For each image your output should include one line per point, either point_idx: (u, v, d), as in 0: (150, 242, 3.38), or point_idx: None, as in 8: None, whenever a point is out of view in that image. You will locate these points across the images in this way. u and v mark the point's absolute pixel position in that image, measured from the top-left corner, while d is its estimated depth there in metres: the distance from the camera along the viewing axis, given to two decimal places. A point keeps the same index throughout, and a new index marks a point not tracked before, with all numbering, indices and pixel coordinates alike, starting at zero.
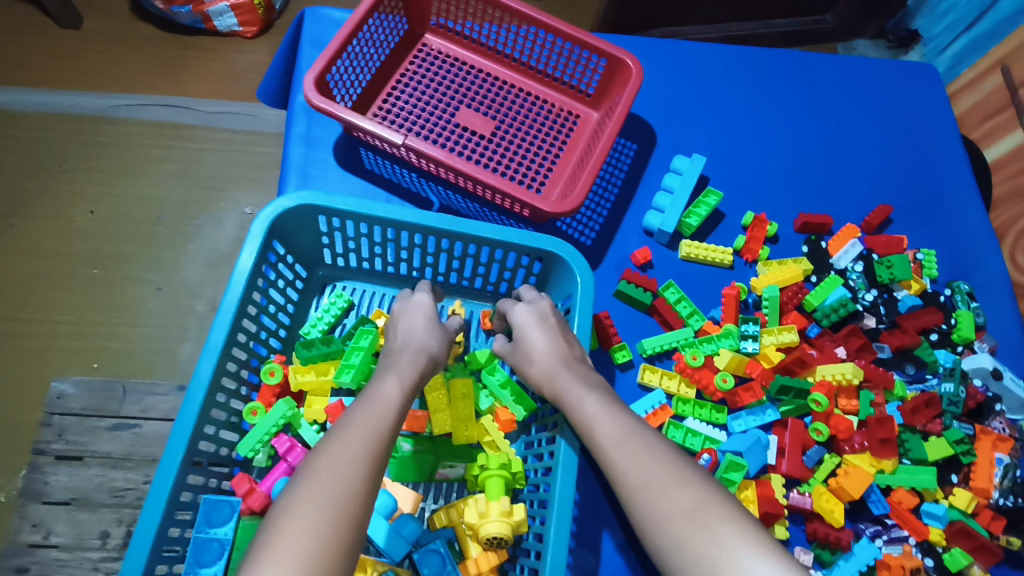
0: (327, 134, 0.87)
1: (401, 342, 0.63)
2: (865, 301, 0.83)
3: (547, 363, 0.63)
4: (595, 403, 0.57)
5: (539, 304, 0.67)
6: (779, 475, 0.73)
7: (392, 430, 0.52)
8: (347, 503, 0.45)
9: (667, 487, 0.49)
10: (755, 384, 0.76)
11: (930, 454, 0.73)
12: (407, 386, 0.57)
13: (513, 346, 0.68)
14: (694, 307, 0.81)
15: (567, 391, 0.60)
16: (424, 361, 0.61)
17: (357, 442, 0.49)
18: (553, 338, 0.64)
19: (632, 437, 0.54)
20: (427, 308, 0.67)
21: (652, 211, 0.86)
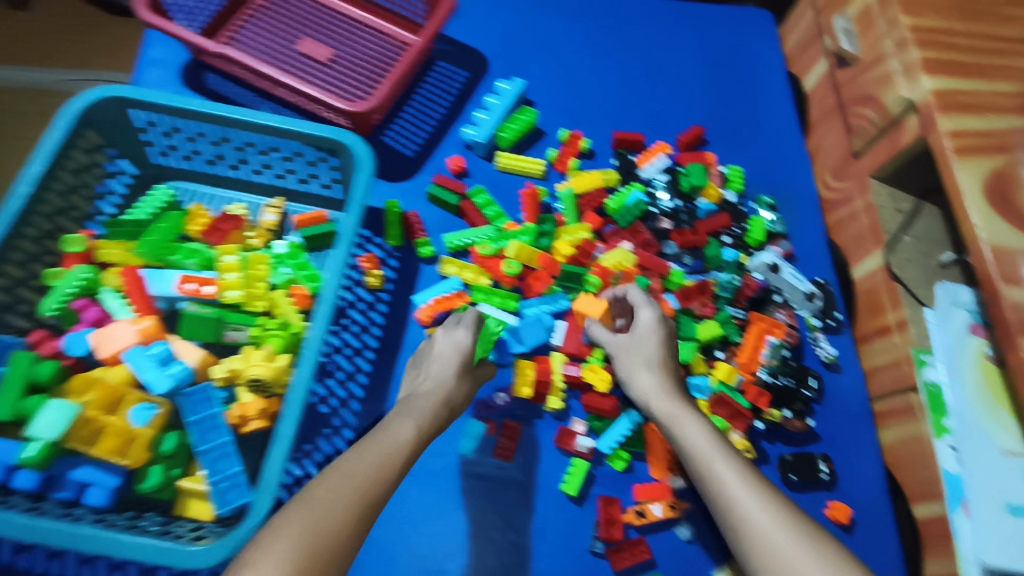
0: (176, 59, 0.96)
1: (430, 390, 0.67)
2: (663, 206, 0.89)
3: (654, 382, 0.70)
4: (700, 425, 0.65)
5: (640, 330, 0.74)
6: (560, 354, 0.79)
7: (399, 467, 0.57)
8: (336, 531, 0.49)
9: (766, 505, 0.56)
10: (543, 273, 0.82)
11: (699, 333, 0.79)
12: (423, 431, 0.62)
13: (624, 347, 0.74)
14: (501, 211, 0.88)
15: (681, 417, 0.66)
16: (444, 414, 0.65)
17: (358, 474, 0.54)
18: (664, 368, 0.71)
19: (731, 456, 0.61)
20: (463, 348, 0.70)
21: (470, 126, 0.93)
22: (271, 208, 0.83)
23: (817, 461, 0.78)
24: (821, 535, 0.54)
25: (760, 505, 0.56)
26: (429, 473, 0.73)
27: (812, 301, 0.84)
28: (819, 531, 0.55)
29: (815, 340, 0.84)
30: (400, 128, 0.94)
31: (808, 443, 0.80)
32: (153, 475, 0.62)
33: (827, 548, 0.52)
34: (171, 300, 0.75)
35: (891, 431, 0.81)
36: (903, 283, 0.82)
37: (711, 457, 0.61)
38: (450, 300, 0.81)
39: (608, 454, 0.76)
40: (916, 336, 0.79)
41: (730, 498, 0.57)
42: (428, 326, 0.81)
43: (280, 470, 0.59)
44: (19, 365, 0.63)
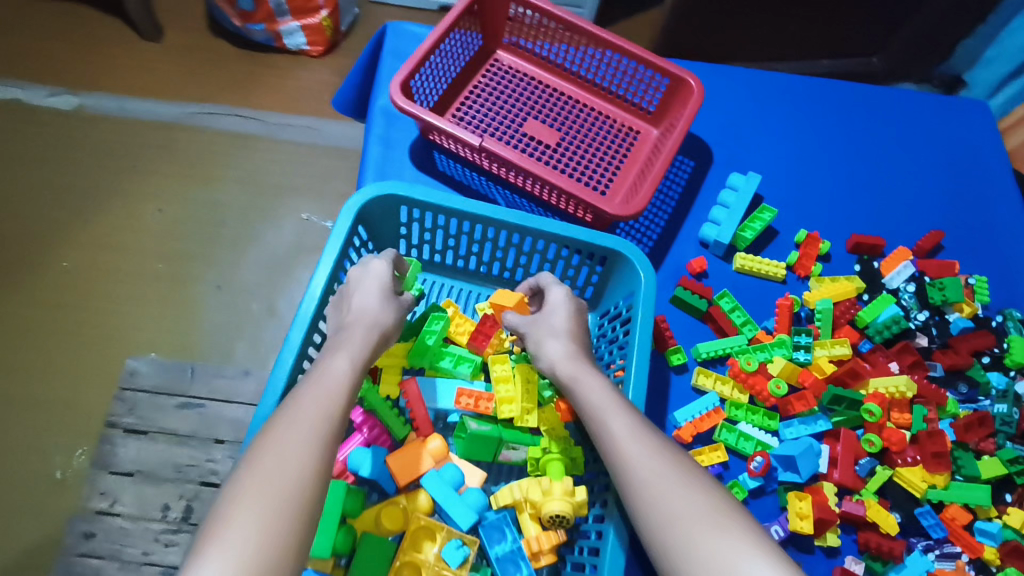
0: (404, 138, 0.94)
1: (365, 320, 0.63)
2: (918, 321, 0.85)
3: (563, 349, 0.65)
4: (607, 398, 0.60)
5: (551, 305, 0.69)
6: (830, 483, 0.75)
7: (342, 406, 0.54)
8: (300, 484, 0.48)
9: (671, 488, 0.51)
10: (808, 394, 0.78)
11: (983, 472, 0.74)
12: (357, 366, 0.58)
13: (533, 324, 0.69)
14: (748, 317, 0.84)
15: (582, 381, 0.62)
16: (377, 336, 0.63)
17: (315, 424, 0.52)
18: (569, 342, 0.66)
19: (641, 436, 0.56)
20: (382, 278, 0.67)
21: (708, 224, 0.90)
22: None
23: None
24: (750, 528, 0.48)
25: (687, 491, 0.51)
26: None
27: None
28: (722, 510, 0.50)
29: None
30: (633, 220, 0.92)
31: None
32: None
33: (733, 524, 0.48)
34: (444, 410, 0.73)
35: None
36: None
37: (637, 444, 0.55)
38: (711, 418, 0.77)
39: None
40: None
41: (641, 481, 0.53)
42: (687, 444, 0.77)
43: None
44: (335, 495, 0.61)
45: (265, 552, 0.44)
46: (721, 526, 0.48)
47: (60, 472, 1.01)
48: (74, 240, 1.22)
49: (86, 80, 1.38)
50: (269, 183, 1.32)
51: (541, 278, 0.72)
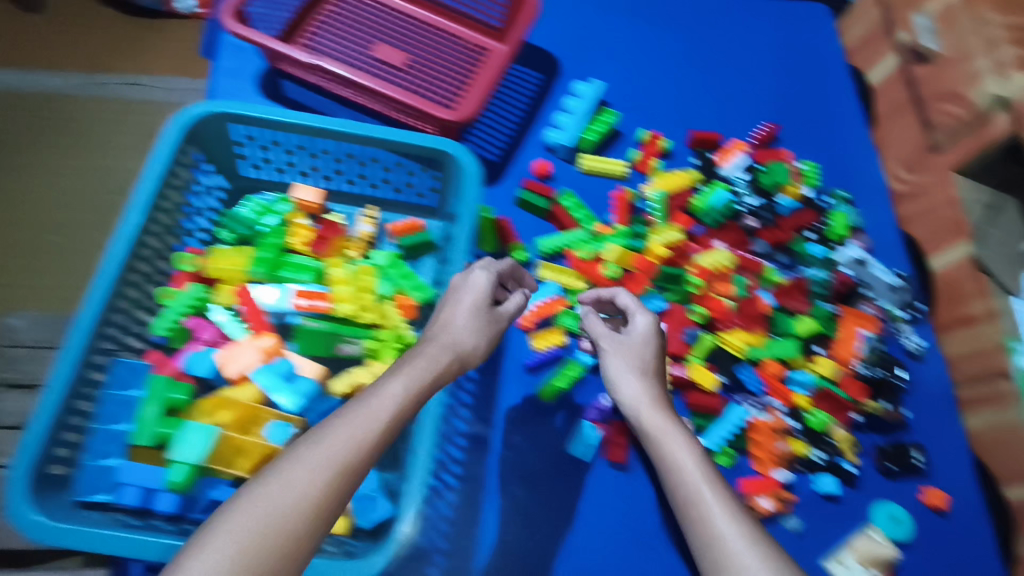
0: (251, 69, 0.95)
1: (476, 343, 0.61)
2: (748, 204, 0.90)
3: (644, 391, 0.65)
4: (695, 457, 0.60)
5: (660, 332, 0.70)
6: (661, 354, 0.81)
7: (378, 439, 0.50)
8: (298, 516, 0.45)
9: (721, 525, 0.54)
10: (640, 274, 0.83)
11: (797, 329, 0.81)
12: (411, 392, 0.54)
13: (617, 346, 0.69)
14: (589, 213, 0.88)
15: (664, 436, 0.61)
16: (453, 364, 0.59)
17: (341, 454, 0.48)
18: (645, 377, 0.66)
19: (711, 477, 0.58)
20: (481, 295, 0.63)
21: (552, 129, 0.94)
22: (367, 217, 0.83)
23: (911, 450, 0.81)
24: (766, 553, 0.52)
25: (746, 535, 0.53)
26: (543, 481, 0.75)
27: (896, 293, 0.87)
28: (763, 543, 0.53)
29: (902, 331, 0.87)
30: (482, 132, 0.95)
31: (900, 432, 0.83)
32: None
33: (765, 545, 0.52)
34: (282, 315, 0.74)
35: (980, 419, 0.84)
36: (990, 274, 0.84)
37: (696, 476, 0.58)
38: (550, 306, 0.81)
39: (716, 451, 0.77)
40: (1007, 324, 0.82)
41: (708, 520, 0.54)
42: (529, 331, 0.81)
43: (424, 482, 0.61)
44: (155, 388, 0.65)
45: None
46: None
47: None
48: None
49: None
50: (94, 120, 1.12)
51: (620, 294, 0.72)
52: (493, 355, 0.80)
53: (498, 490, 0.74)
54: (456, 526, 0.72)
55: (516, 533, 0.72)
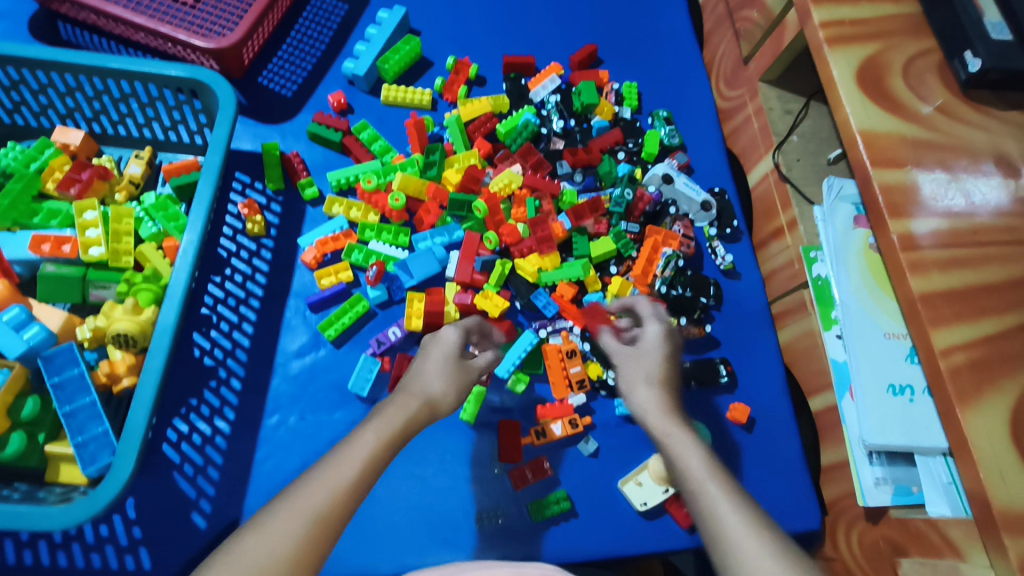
0: (22, 10, 0.88)
1: (413, 386, 0.57)
2: (554, 126, 0.87)
3: (654, 398, 0.58)
4: (701, 457, 0.52)
5: (671, 332, 0.64)
6: (454, 284, 0.78)
7: (356, 484, 0.47)
8: (279, 565, 0.42)
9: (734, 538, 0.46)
10: (431, 204, 0.80)
11: (593, 250, 0.79)
12: (389, 439, 0.52)
13: (627, 359, 0.63)
14: (388, 145, 0.84)
15: (671, 437, 0.55)
16: (423, 412, 0.56)
17: (320, 498, 0.46)
18: (666, 372, 0.61)
19: (722, 476, 0.51)
20: (450, 347, 0.61)
21: (350, 60, 0.89)
22: (137, 159, 0.78)
23: (717, 365, 0.79)
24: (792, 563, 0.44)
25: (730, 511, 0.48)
26: (326, 422, 0.72)
27: (708, 211, 0.85)
28: (785, 550, 0.45)
29: (712, 249, 0.85)
30: (277, 67, 0.89)
31: (708, 350, 0.81)
32: (12, 441, 0.59)
33: (787, 556, 0.45)
34: (31, 264, 0.70)
35: (788, 331, 0.83)
36: (792, 183, 0.82)
37: (698, 464, 0.52)
38: (336, 241, 0.78)
39: (507, 378, 0.75)
40: (806, 234, 0.80)
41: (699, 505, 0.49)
42: (315, 269, 0.78)
43: (146, 419, 0.58)
44: None
45: None
46: None
47: None
48: None
49: None
50: None
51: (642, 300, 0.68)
52: (274, 294, 0.77)
53: (274, 432, 0.70)
54: (226, 473, 0.68)
55: (289, 470, 0.69)
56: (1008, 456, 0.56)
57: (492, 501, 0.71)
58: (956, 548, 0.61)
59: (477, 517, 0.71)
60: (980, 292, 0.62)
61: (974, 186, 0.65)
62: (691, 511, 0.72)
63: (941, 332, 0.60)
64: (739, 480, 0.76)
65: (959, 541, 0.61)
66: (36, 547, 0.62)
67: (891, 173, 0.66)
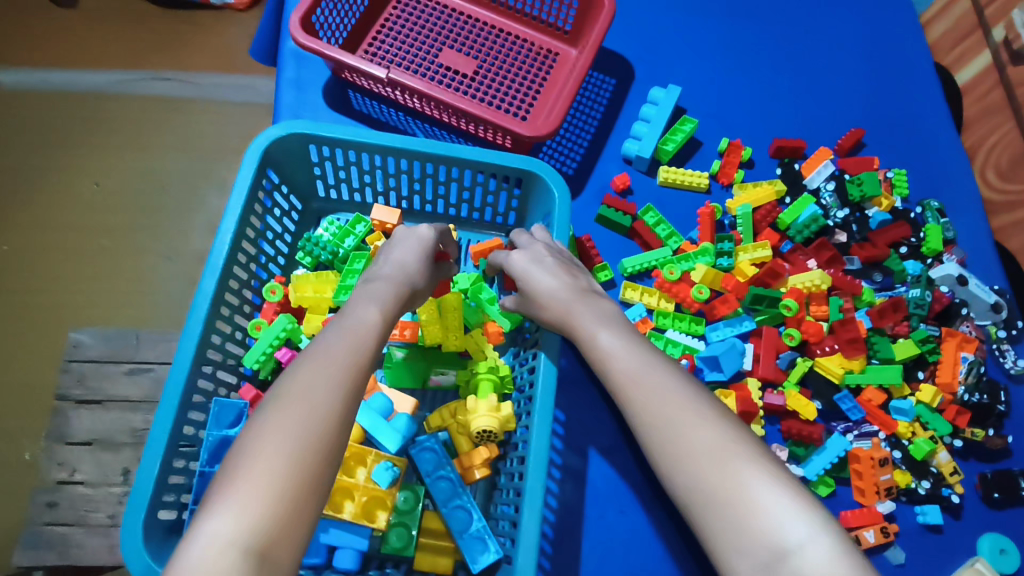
0: (317, 79, 0.92)
1: (393, 270, 0.61)
2: (837, 217, 0.87)
3: (554, 288, 0.64)
4: (640, 365, 0.56)
5: (529, 244, 0.68)
6: (755, 378, 0.78)
7: (369, 355, 0.51)
8: (325, 435, 0.44)
9: (685, 431, 0.50)
10: (731, 296, 0.80)
11: (897, 353, 0.78)
12: (388, 314, 0.56)
13: (522, 288, 0.67)
14: (672, 230, 0.85)
15: (596, 335, 0.60)
16: (406, 290, 0.60)
17: (333, 369, 0.48)
18: (557, 270, 0.65)
19: (652, 384, 0.54)
20: (426, 242, 0.65)
21: (630, 140, 0.89)
22: None
23: (1019, 477, 0.76)
24: (729, 425, 0.50)
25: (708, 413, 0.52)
26: (642, 515, 0.72)
27: (997, 313, 0.83)
28: (740, 430, 0.50)
29: (1001, 351, 0.83)
30: (556, 144, 0.91)
31: (1004, 459, 0.79)
32: (398, 534, 0.62)
33: (744, 448, 0.48)
34: None
35: None
36: None
37: (632, 371, 0.56)
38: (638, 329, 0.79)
39: (813, 480, 0.75)
40: None
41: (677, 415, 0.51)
42: None
43: (538, 529, 0.58)
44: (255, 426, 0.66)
45: (282, 516, 0.41)
46: (760, 470, 0.47)
47: (29, 455, 0.98)
48: (12, 224, 1.14)
49: (5, 57, 1.26)
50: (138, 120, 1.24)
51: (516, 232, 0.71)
52: (578, 376, 0.78)
53: (597, 528, 0.71)
54: (557, 564, 0.69)
55: (616, 567, 0.70)
56: None
57: None
58: None
59: None
60: None
61: None
62: None
63: None
64: None
65: None
66: None
67: None
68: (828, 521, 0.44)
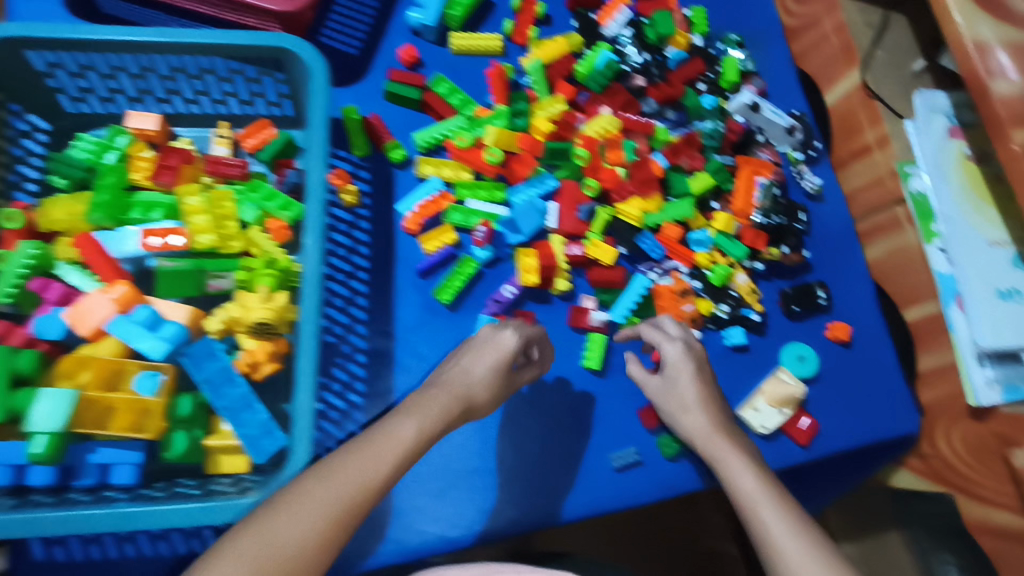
0: None
1: (471, 387, 0.59)
2: (634, 63, 0.84)
3: (703, 422, 0.66)
4: (756, 484, 0.60)
5: (689, 345, 0.69)
6: (559, 236, 0.77)
7: (382, 482, 0.51)
8: (297, 555, 0.45)
9: (794, 552, 0.55)
10: (526, 156, 0.78)
11: (693, 187, 0.78)
12: (425, 432, 0.54)
13: (663, 388, 0.69)
14: (468, 98, 0.82)
15: (727, 458, 0.63)
16: (458, 406, 0.58)
17: (346, 488, 0.49)
18: (703, 393, 0.68)
19: (772, 502, 0.59)
20: (506, 351, 0.62)
21: (414, 8, 0.84)
22: (221, 138, 0.75)
23: (815, 288, 0.81)
24: (816, 537, 0.56)
25: (808, 554, 0.54)
26: None
27: (793, 135, 0.85)
28: (820, 540, 0.56)
29: (799, 172, 0.85)
30: (336, 24, 0.84)
31: (803, 274, 0.83)
32: (179, 439, 0.60)
33: (827, 556, 0.54)
34: (138, 259, 0.68)
35: (876, 249, 0.85)
36: (881, 99, 0.83)
37: (754, 489, 0.60)
38: (435, 204, 0.77)
39: (622, 322, 0.77)
40: (899, 150, 0.81)
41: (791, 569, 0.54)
42: (417, 235, 0.77)
43: (312, 407, 0.59)
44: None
45: None
46: None
47: None
48: None
49: None
50: None
51: (663, 322, 0.70)
52: (381, 258, 0.77)
53: (408, 401, 0.72)
54: None
55: None
56: None
57: (622, 437, 0.73)
58: None
59: (617, 461, 0.71)
60: None
61: None
62: (806, 429, 0.76)
63: None
64: (843, 397, 0.80)
65: None
66: (202, 536, 0.66)
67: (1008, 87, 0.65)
68: (817, 553, 0.54)
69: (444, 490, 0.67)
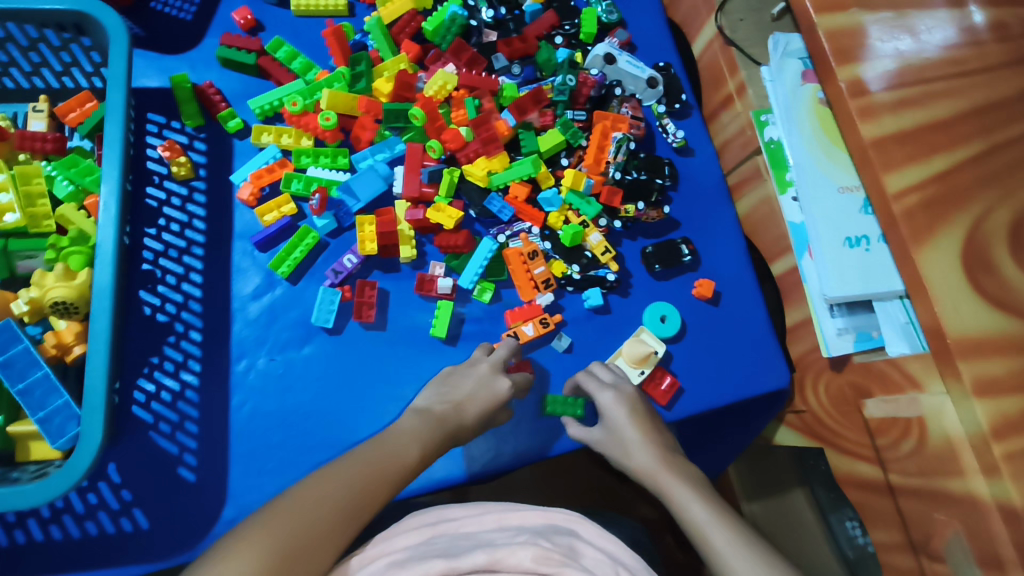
0: None
1: (454, 416, 0.58)
2: (484, 17, 0.81)
3: (646, 458, 0.60)
4: (703, 511, 0.54)
5: (623, 391, 0.65)
6: (404, 202, 0.74)
7: (382, 494, 0.49)
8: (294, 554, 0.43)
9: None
10: (365, 120, 0.75)
11: (541, 146, 0.76)
12: (427, 456, 0.54)
13: (604, 438, 0.63)
14: (311, 62, 0.78)
15: (672, 488, 0.57)
16: (449, 441, 0.57)
17: (345, 493, 0.47)
18: (645, 430, 0.62)
19: (727, 525, 0.52)
20: (501, 395, 0.61)
21: None
22: (36, 112, 0.71)
23: (679, 245, 0.78)
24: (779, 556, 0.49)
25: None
26: (294, 357, 0.71)
27: (655, 88, 0.82)
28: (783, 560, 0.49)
29: (662, 126, 0.82)
30: None
31: (668, 230, 0.80)
32: None
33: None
34: None
35: (746, 201, 0.83)
36: (738, 46, 0.81)
37: (702, 516, 0.53)
38: (271, 172, 0.73)
39: (473, 289, 0.74)
40: (755, 97, 0.79)
41: None
42: (255, 207, 0.74)
43: (104, 389, 0.56)
44: None
45: None
46: None
47: None
48: None
49: None
50: None
51: (602, 365, 0.68)
52: (219, 232, 0.74)
53: (245, 378, 0.70)
54: (204, 426, 0.67)
55: (269, 410, 0.69)
56: (961, 288, 0.58)
57: None
58: (915, 382, 0.63)
59: None
60: (930, 130, 0.62)
61: (918, 22, 0.66)
62: (667, 390, 0.73)
63: (892, 176, 0.62)
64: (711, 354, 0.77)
65: (918, 373, 0.63)
66: (25, 526, 0.63)
67: (836, 18, 0.68)
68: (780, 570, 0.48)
69: (279, 469, 0.66)
